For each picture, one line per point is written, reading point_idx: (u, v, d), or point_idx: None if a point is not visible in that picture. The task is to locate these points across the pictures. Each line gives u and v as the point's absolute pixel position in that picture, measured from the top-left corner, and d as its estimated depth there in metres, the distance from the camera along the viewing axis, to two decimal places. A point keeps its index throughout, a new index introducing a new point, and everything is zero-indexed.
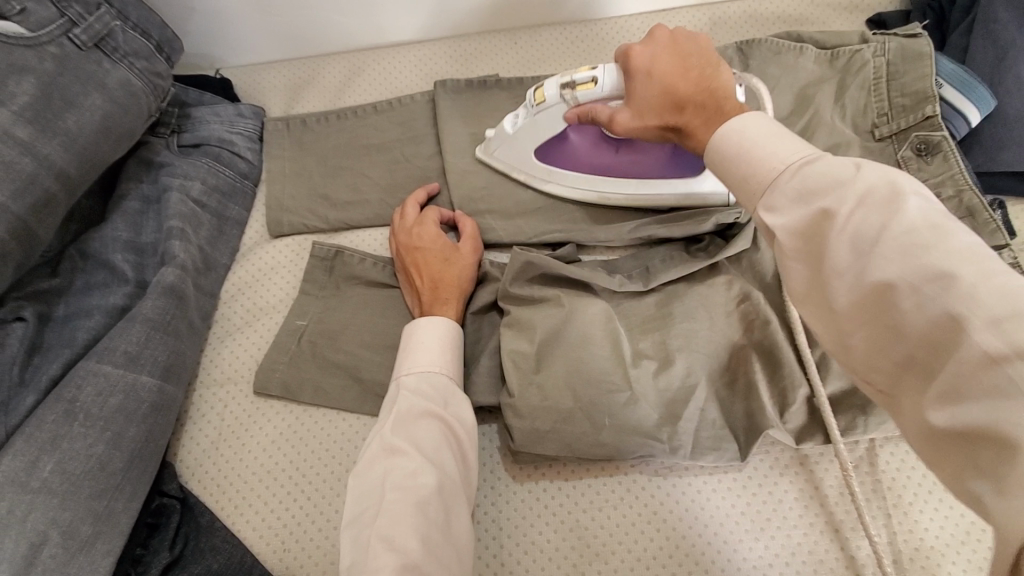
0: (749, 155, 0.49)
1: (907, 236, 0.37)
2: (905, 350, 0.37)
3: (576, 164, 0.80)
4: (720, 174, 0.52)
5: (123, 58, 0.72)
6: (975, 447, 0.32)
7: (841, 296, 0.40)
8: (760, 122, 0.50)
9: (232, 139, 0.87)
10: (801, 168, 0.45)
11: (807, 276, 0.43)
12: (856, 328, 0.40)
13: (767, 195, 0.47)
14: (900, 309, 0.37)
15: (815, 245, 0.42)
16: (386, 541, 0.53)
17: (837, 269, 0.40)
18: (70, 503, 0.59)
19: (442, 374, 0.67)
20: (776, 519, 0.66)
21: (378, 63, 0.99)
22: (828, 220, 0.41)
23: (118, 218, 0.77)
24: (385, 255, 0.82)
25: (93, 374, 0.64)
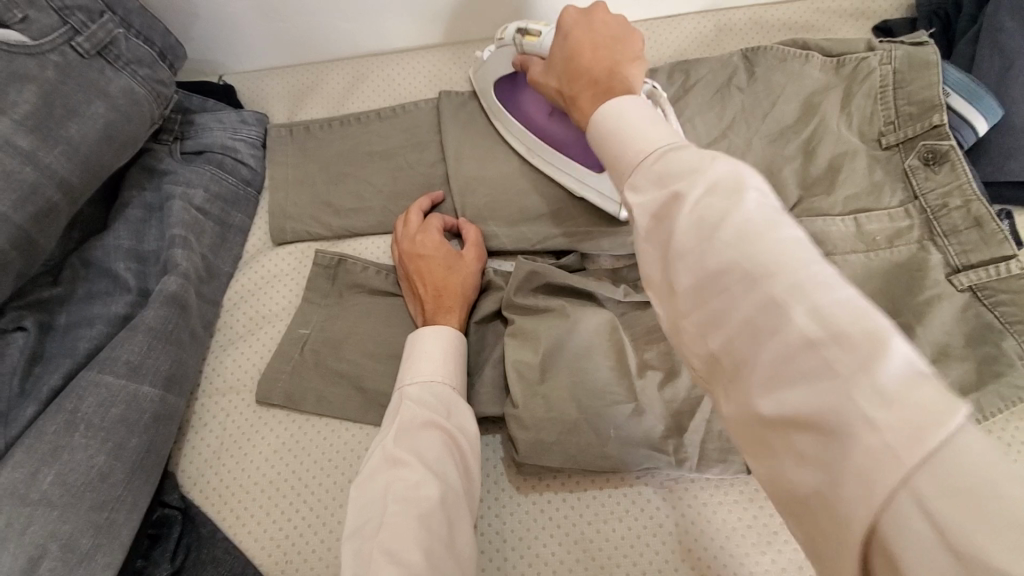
0: (620, 135, 0.47)
1: (742, 227, 0.35)
2: (730, 341, 0.35)
3: (521, 114, 0.83)
4: (603, 156, 0.49)
5: (125, 67, 0.72)
6: (799, 432, 0.31)
7: (683, 282, 0.38)
8: (634, 103, 0.48)
9: (235, 145, 0.86)
10: (663, 154, 0.42)
11: (658, 260, 0.40)
12: (694, 312, 0.37)
13: (631, 176, 0.44)
14: (730, 296, 0.35)
15: (663, 229, 0.40)
16: (390, 554, 0.52)
17: (680, 252, 0.38)
18: (71, 516, 0.59)
19: (445, 384, 0.66)
20: (784, 532, 0.65)
21: (382, 70, 0.99)
22: (676, 202, 0.39)
23: (120, 226, 0.76)
24: (388, 263, 0.82)
25: (94, 385, 0.64)
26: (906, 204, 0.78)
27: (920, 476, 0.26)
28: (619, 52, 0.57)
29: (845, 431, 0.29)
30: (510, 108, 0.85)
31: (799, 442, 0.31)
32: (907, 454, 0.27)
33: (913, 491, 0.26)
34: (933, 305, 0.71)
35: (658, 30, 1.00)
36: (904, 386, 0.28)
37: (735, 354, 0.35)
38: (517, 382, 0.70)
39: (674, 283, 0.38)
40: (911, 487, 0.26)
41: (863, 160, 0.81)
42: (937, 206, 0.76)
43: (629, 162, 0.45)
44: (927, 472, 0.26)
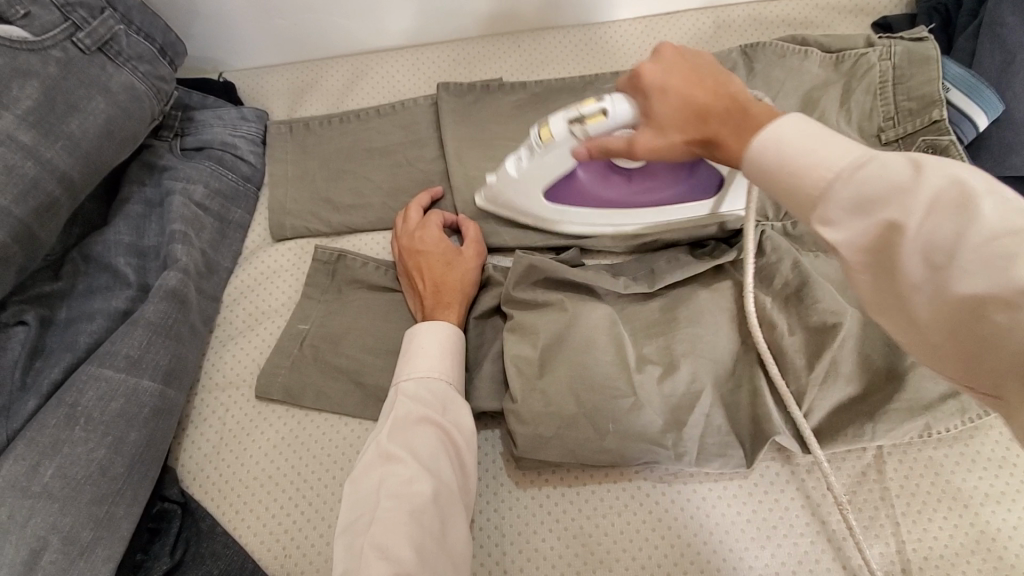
0: (789, 168, 0.43)
1: (991, 242, 0.33)
2: (998, 359, 0.34)
3: (591, 199, 0.76)
4: (766, 187, 0.46)
5: (126, 62, 0.72)
6: None
7: (922, 305, 0.37)
8: (792, 126, 0.44)
9: (235, 142, 0.87)
10: (856, 174, 0.39)
11: (879, 283, 0.39)
12: (942, 337, 0.37)
13: (815, 210, 0.41)
14: (994, 320, 0.33)
15: (887, 256, 0.38)
16: (380, 550, 0.53)
17: (913, 281, 0.37)
18: (71, 509, 0.59)
19: (441, 379, 0.66)
20: (782, 527, 0.65)
21: (382, 67, 0.99)
22: (899, 233, 0.37)
23: (120, 221, 0.76)
24: (388, 259, 0.82)
25: (94, 379, 0.64)
26: None
27: None
28: (721, 77, 0.57)
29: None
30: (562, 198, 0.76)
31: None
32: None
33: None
34: None
35: (658, 26, 1.00)
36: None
37: (997, 368, 0.34)
38: (516, 377, 0.70)
39: (912, 306, 0.38)
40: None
41: None
42: None
43: (809, 195, 0.42)
44: None
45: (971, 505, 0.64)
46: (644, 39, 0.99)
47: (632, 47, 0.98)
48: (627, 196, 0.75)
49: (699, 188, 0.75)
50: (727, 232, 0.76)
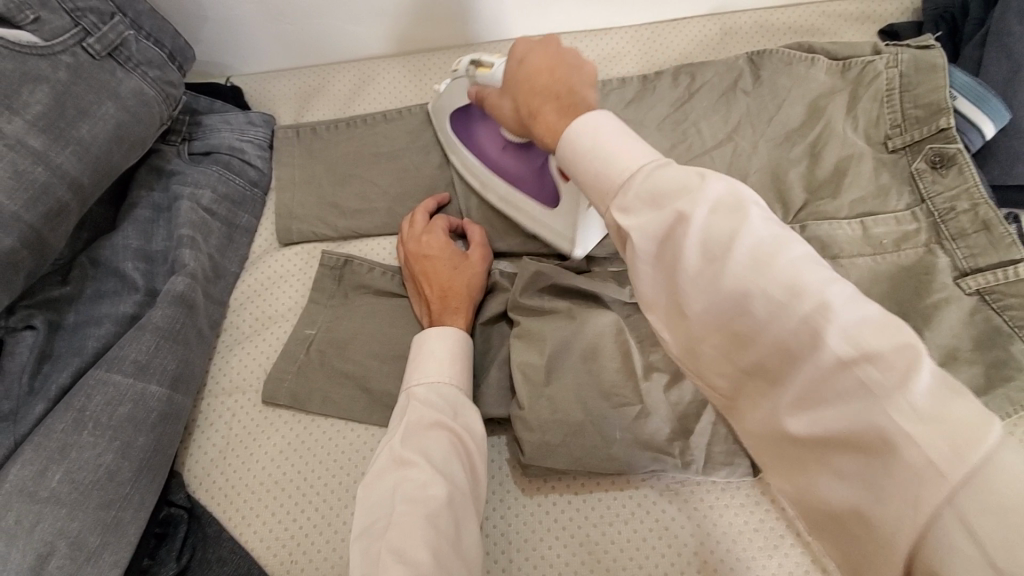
0: (590, 161, 0.45)
1: (750, 249, 0.35)
2: (753, 361, 0.36)
3: (480, 148, 0.81)
4: (575, 176, 0.47)
5: (136, 68, 0.72)
6: (837, 448, 0.32)
7: (696, 311, 0.38)
8: (603, 113, 0.46)
9: (243, 147, 0.87)
10: (659, 169, 0.40)
11: (661, 285, 0.40)
12: (720, 335, 0.37)
13: (613, 200, 0.42)
14: (752, 321, 0.35)
15: (669, 254, 0.39)
16: (397, 554, 0.52)
17: (691, 279, 0.37)
18: (78, 514, 0.59)
19: (451, 385, 0.67)
20: (790, 535, 0.65)
21: (388, 72, 0.99)
22: (683, 224, 0.37)
23: (128, 226, 0.76)
24: (394, 264, 0.82)
25: (102, 383, 0.64)
26: (912, 208, 0.77)
27: (965, 494, 0.27)
28: (576, 80, 0.53)
29: (897, 452, 0.29)
30: (465, 139, 0.83)
31: (839, 464, 0.32)
32: (951, 472, 0.27)
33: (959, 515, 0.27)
34: (940, 309, 0.71)
35: (664, 32, 1.00)
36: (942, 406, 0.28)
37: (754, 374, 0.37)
38: (522, 384, 0.70)
39: (685, 309, 0.39)
40: (955, 506, 0.27)
41: (869, 163, 0.81)
42: (944, 210, 0.75)
43: (608, 189, 0.43)
44: (971, 490, 0.27)
45: None
46: (650, 46, 0.99)
47: (638, 53, 0.99)
48: (500, 163, 0.79)
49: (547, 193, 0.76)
50: None
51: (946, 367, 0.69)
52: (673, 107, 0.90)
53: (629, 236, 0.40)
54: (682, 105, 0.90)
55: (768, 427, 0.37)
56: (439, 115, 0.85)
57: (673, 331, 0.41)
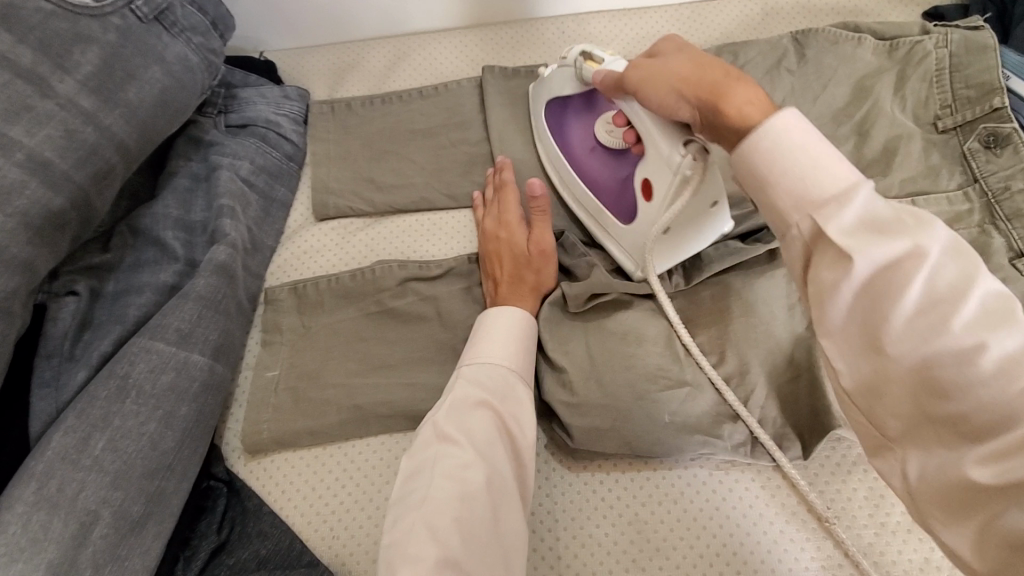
0: (793, 167, 0.43)
1: (979, 305, 0.36)
2: (947, 412, 0.36)
3: (573, 146, 0.78)
4: (745, 175, 0.46)
5: (181, 33, 0.71)
6: (1020, 496, 0.33)
7: (896, 348, 0.38)
8: (794, 115, 0.44)
9: (278, 120, 0.86)
10: (878, 206, 0.40)
11: (854, 312, 0.40)
12: (900, 380, 0.38)
13: (816, 213, 0.41)
14: (962, 370, 0.35)
15: (880, 284, 0.39)
16: (430, 531, 0.52)
17: (904, 309, 0.37)
18: (121, 483, 0.58)
19: (504, 369, 0.65)
20: (845, 518, 0.64)
21: (423, 48, 0.97)
22: (914, 261, 0.38)
23: (167, 195, 0.75)
24: (422, 258, 0.80)
25: (146, 351, 0.63)
26: (965, 187, 0.76)
27: None
28: (721, 76, 0.52)
29: None
30: (557, 134, 0.80)
31: (1023, 506, 0.33)
32: None
33: None
34: None
35: (704, 11, 0.98)
36: None
37: (935, 423, 0.37)
38: (568, 363, 0.69)
39: (881, 346, 0.38)
40: None
41: (918, 143, 0.79)
42: (998, 189, 0.74)
43: (813, 205, 0.42)
44: None
45: None
46: (692, 24, 0.97)
47: (678, 32, 0.97)
48: (591, 165, 0.76)
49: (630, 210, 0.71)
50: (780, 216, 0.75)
51: None
52: None
53: (843, 255, 0.39)
54: None
55: (939, 475, 0.37)
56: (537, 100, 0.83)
57: (844, 365, 0.41)
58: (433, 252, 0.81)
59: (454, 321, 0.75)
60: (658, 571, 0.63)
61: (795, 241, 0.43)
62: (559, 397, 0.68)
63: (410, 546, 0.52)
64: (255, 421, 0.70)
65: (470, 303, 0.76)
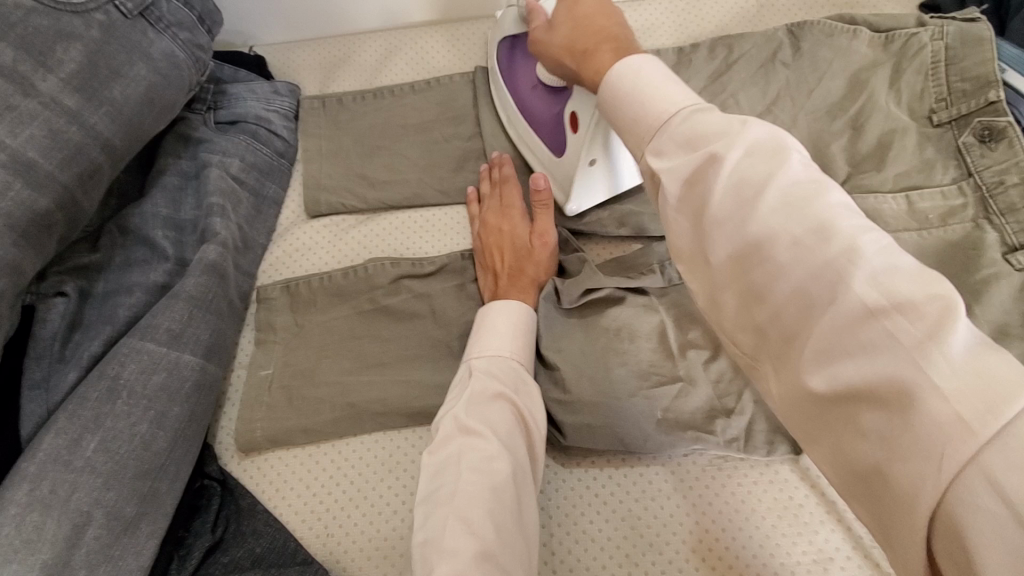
0: (632, 106, 0.47)
1: (787, 192, 0.37)
2: (770, 314, 0.37)
3: (517, 81, 0.81)
4: (612, 118, 0.50)
5: (166, 28, 0.70)
6: (858, 406, 0.33)
7: (716, 253, 0.40)
8: (641, 58, 0.49)
9: (269, 116, 0.85)
10: (687, 117, 0.43)
11: (689, 230, 0.42)
12: (728, 286, 0.40)
13: (648, 142, 0.45)
14: (770, 265, 0.36)
15: (696, 196, 0.41)
16: (465, 523, 0.51)
17: (716, 217, 0.39)
18: (114, 484, 0.58)
19: (513, 361, 0.65)
20: (837, 512, 0.64)
21: (415, 42, 0.96)
22: (716, 162, 0.39)
23: (157, 193, 0.74)
24: (415, 255, 0.79)
25: (136, 351, 0.63)
26: (959, 181, 0.76)
27: (988, 452, 0.27)
28: (603, 31, 0.55)
29: (916, 408, 0.30)
30: (506, 75, 0.83)
31: (865, 424, 0.32)
32: (979, 428, 0.27)
33: (978, 465, 0.27)
34: (990, 284, 0.69)
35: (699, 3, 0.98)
36: (969, 367, 0.29)
37: (768, 330, 0.38)
38: (561, 359, 0.69)
39: (708, 255, 0.40)
40: (977, 463, 0.27)
41: (913, 137, 0.79)
42: (992, 184, 0.73)
43: (643, 135, 0.46)
44: (995, 448, 0.27)
45: None
46: (687, 17, 0.97)
47: (673, 25, 0.96)
48: (530, 100, 0.79)
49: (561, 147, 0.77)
50: None
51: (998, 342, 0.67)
52: (710, 79, 0.88)
53: (661, 178, 0.43)
54: (720, 75, 0.87)
55: (792, 393, 0.37)
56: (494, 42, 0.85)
57: (697, 283, 0.43)
58: (427, 249, 0.80)
59: (447, 318, 0.74)
60: (651, 567, 0.63)
61: (639, 164, 0.47)
62: (552, 394, 0.68)
63: (444, 542, 0.50)
64: (248, 421, 0.70)
65: (463, 300, 0.76)
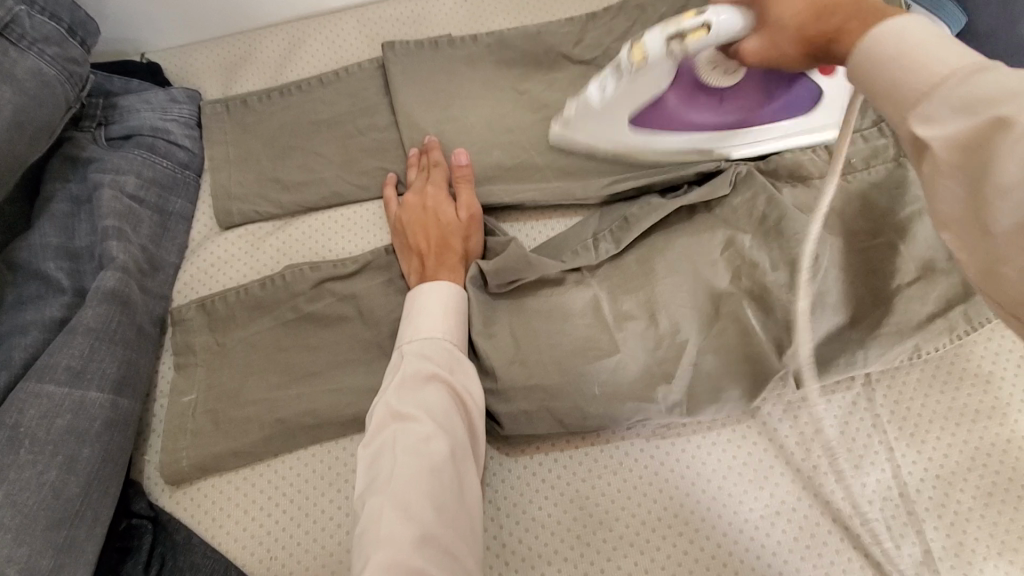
0: (898, 65, 0.37)
1: None
2: None
3: (676, 123, 0.71)
4: (865, 90, 0.40)
5: (31, 46, 0.65)
6: None
7: (1003, 218, 0.32)
8: (914, 18, 0.38)
9: (167, 126, 0.80)
10: (975, 75, 0.33)
11: (966, 198, 0.34)
12: (1015, 256, 0.32)
13: (910, 108, 0.36)
14: None
15: (979, 166, 0.33)
16: (399, 510, 0.51)
17: (1003, 186, 0.32)
18: (26, 538, 0.54)
19: (446, 340, 0.63)
20: (778, 466, 0.64)
21: (320, 32, 0.91)
22: (1004, 131, 0.31)
23: (45, 223, 0.70)
24: (336, 257, 0.76)
25: (35, 395, 0.59)
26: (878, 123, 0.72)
27: None
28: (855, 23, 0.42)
29: None
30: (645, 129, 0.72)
31: None
32: None
33: None
34: (914, 222, 0.66)
35: None
36: None
37: None
38: (494, 348, 0.67)
39: (989, 225, 0.33)
40: None
41: None
42: None
43: (907, 98, 0.36)
44: None
45: (969, 421, 0.63)
46: None
47: None
48: (724, 114, 0.70)
49: (815, 94, 0.70)
50: (698, 175, 0.73)
51: (926, 279, 0.65)
52: None
53: (934, 150, 0.35)
54: None
55: None
56: (583, 130, 0.73)
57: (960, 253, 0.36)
58: (348, 250, 0.77)
59: (376, 319, 0.71)
60: (602, 544, 0.62)
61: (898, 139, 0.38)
62: (485, 385, 0.66)
63: (380, 530, 0.50)
64: (173, 452, 0.66)
65: (391, 298, 0.72)
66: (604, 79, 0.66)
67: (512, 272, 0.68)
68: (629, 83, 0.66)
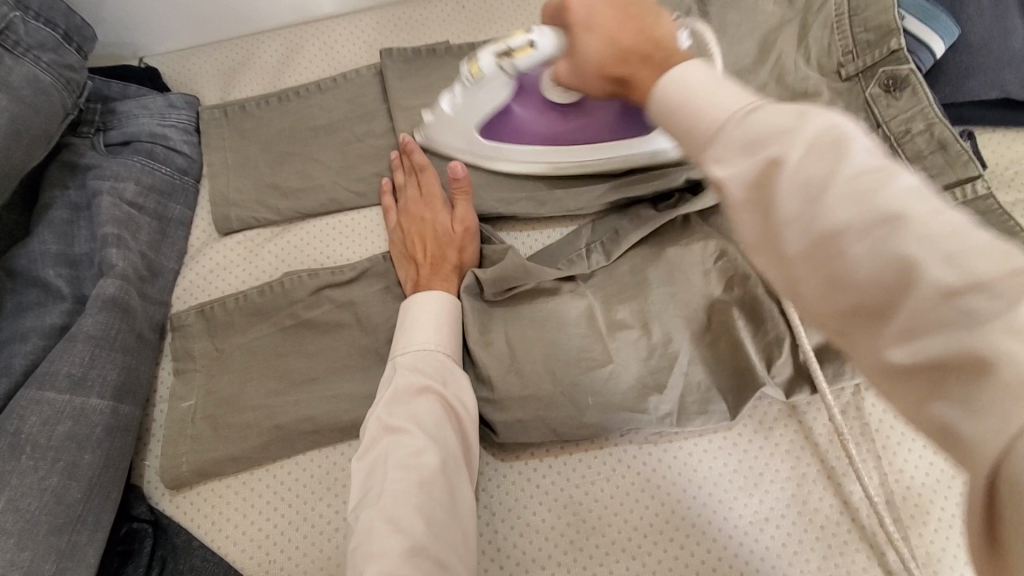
0: (687, 108, 0.38)
1: (858, 178, 0.30)
2: (851, 304, 0.30)
3: (522, 134, 0.74)
4: (665, 128, 0.40)
5: (26, 53, 0.65)
6: (937, 383, 0.26)
7: (792, 246, 0.32)
8: (698, 64, 0.39)
9: (166, 133, 0.80)
10: (746, 117, 0.34)
11: (757, 228, 0.34)
12: (807, 280, 0.32)
13: (703, 147, 0.36)
14: (850, 257, 0.29)
15: (766, 199, 0.33)
16: (390, 523, 0.52)
17: (785, 216, 0.32)
18: (28, 543, 0.55)
19: (438, 350, 0.64)
20: (767, 473, 0.65)
21: (317, 38, 0.92)
22: (778, 167, 0.32)
23: (44, 230, 0.70)
24: (336, 263, 0.77)
25: (35, 403, 0.59)
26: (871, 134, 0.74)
27: None
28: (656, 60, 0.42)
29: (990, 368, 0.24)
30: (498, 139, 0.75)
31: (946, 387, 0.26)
32: None
33: None
34: None
35: None
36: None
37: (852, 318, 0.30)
38: (489, 357, 0.67)
39: (782, 253, 0.33)
40: None
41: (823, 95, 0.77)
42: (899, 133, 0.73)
43: (699, 137, 0.36)
44: None
45: None
46: None
47: None
48: (572, 130, 0.72)
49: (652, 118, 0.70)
50: (687, 182, 0.73)
51: None
52: None
53: (723, 185, 0.35)
54: None
55: (876, 374, 0.30)
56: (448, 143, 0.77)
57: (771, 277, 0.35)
58: (346, 257, 0.78)
59: (374, 326, 0.72)
60: (595, 549, 0.64)
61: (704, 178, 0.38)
62: (480, 393, 0.67)
63: (373, 544, 0.51)
64: (173, 457, 0.67)
65: (388, 306, 0.73)
66: (452, 93, 0.69)
67: (508, 282, 0.69)
68: (474, 96, 0.68)
